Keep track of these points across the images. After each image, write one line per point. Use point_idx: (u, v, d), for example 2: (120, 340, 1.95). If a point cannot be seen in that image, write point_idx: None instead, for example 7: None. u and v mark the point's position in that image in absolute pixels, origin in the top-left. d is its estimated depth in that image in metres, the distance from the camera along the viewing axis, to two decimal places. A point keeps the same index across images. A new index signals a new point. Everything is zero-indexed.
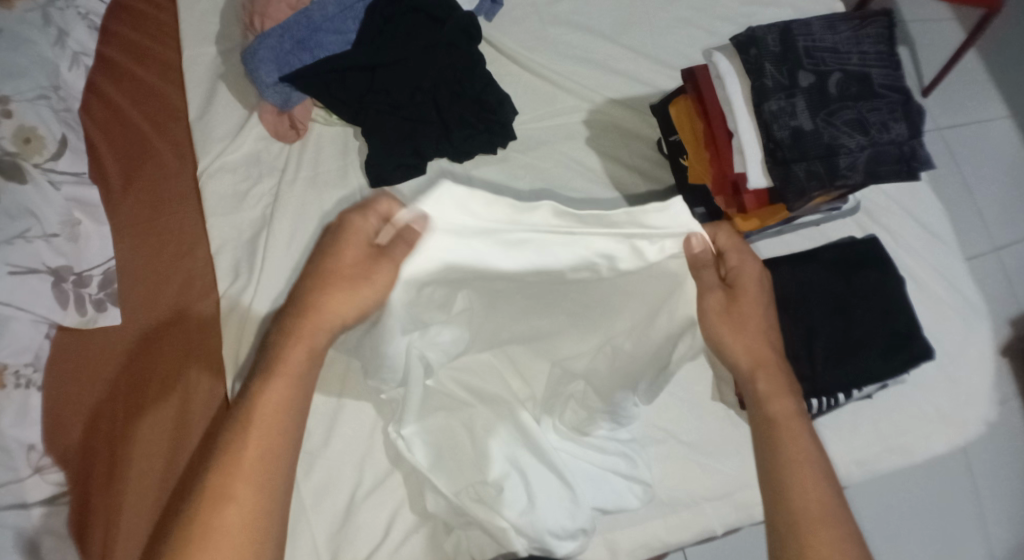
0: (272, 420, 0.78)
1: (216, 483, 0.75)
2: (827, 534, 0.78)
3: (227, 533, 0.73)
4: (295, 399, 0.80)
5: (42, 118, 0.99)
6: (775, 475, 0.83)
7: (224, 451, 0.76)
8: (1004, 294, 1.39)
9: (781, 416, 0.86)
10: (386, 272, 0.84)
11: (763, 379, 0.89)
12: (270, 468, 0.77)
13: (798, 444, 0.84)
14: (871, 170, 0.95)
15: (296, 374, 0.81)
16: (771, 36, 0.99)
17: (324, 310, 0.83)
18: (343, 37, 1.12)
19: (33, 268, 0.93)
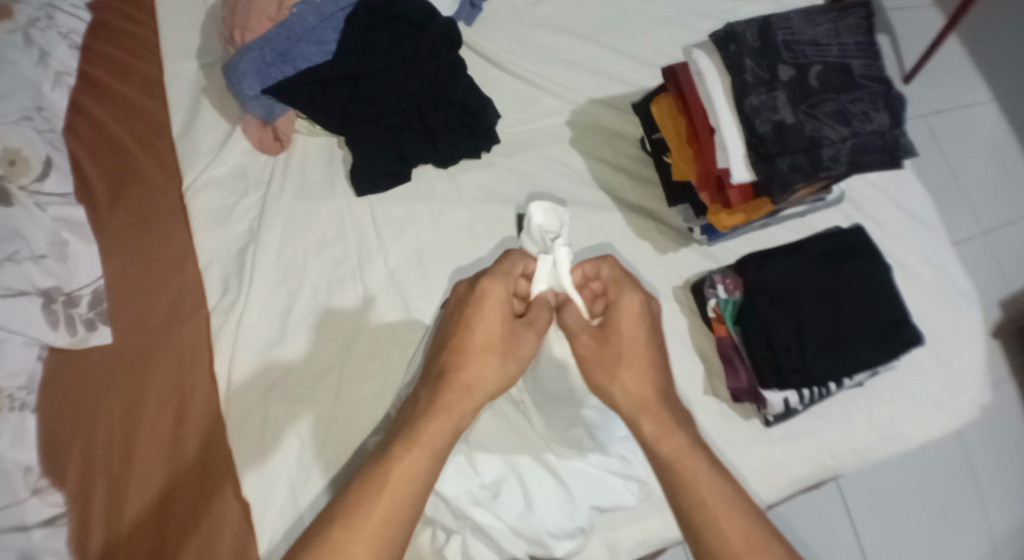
0: (399, 492, 0.77)
1: (338, 537, 0.75)
2: None
3: None
4: (427, 475, 0.79)
5: (26, 140, 1.01)
6: (690, 518, 0.80)
7: (352, 510, 0.76)
8: (995, 277, 1.40)
9: (683, 452, 0.82)
10: (529, 341, 0.87)
11: (653, 415, 0.85)
12: (394, 527, 0.76)
13: (704, 479, 0.81)
14: (854, 161, 0.96)
15: (433, 447, 0.80)
16: (750, 32, 1.00)
17: (469, 383, 0.84)
18: (324, 47, 1.12)
19: (21, 290, 0.95)
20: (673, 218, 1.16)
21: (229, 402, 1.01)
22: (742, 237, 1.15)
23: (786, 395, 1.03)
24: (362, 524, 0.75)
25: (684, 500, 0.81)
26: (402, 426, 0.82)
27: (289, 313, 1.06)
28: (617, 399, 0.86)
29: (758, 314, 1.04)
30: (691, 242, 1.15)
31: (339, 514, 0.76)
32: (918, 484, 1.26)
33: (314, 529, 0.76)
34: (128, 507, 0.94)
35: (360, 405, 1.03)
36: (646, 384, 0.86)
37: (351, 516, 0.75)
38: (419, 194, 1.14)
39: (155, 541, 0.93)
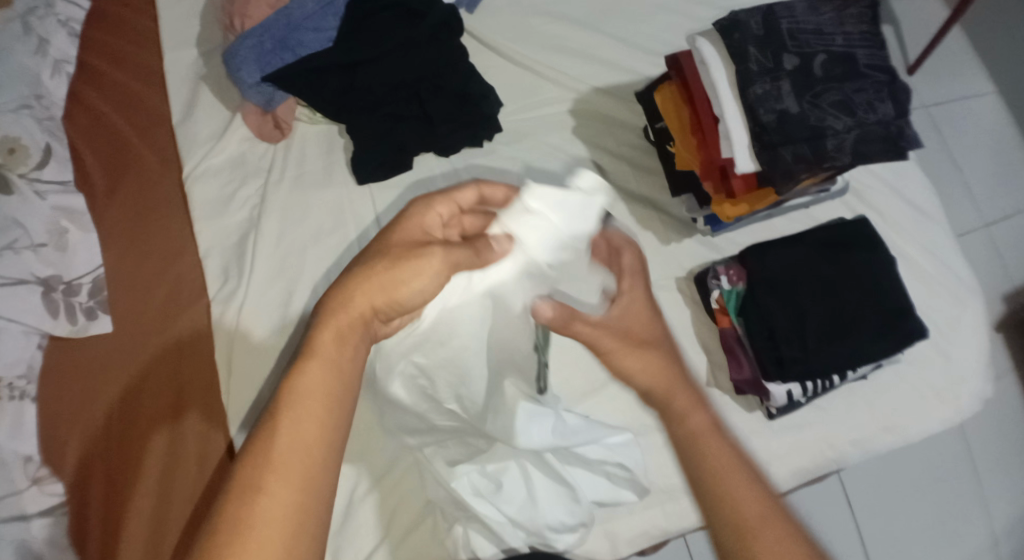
0: (306, 414, 0.69)
1: (247, 476, 0.66)
2: (770, 536, 0.73)
3: (263, 539, 0.64)
4: (336, 390, 0.70)
5: (24, 128, 1.00)
6: (709, 487, 0.77)
7: (255, 448, 0.67)
8: (998, 270, 1.39)
9: (700, 429, 0.81)
10: (433, 259, 0.75)
11: (679, 393, 0.83)
12: (310, 457, 0.68)
13: (714, 454, 0.79)
14: (859, 150, 0.95)
15: (331, 356, 0.71)
16: (754, 20, 0.99)
17: (360, 292, 0.73)
18: (324, 34, 1.12)
19: (21, 279, 0.94)
20: (676, 208, 1.15)
21: (229, 389, 1.02)
22: (745, 228, 1.15)
23: (789, 386, 1.03)
24: (276, 454, 0.67)
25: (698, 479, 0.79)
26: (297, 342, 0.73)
27: (287, 304, 1.06)
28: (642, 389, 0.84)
29: (761, 306, 1.04)
30: (693, 232, 1.15)
31: (250, 446, 0.67)
32: (918, 477, 1.26)
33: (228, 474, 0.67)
34: (125, 492, 0.94)
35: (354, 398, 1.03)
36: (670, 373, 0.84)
37: (258, 450, 0.67)
38: (420, 180, 1.12)
39: (155, 525, 0.94)
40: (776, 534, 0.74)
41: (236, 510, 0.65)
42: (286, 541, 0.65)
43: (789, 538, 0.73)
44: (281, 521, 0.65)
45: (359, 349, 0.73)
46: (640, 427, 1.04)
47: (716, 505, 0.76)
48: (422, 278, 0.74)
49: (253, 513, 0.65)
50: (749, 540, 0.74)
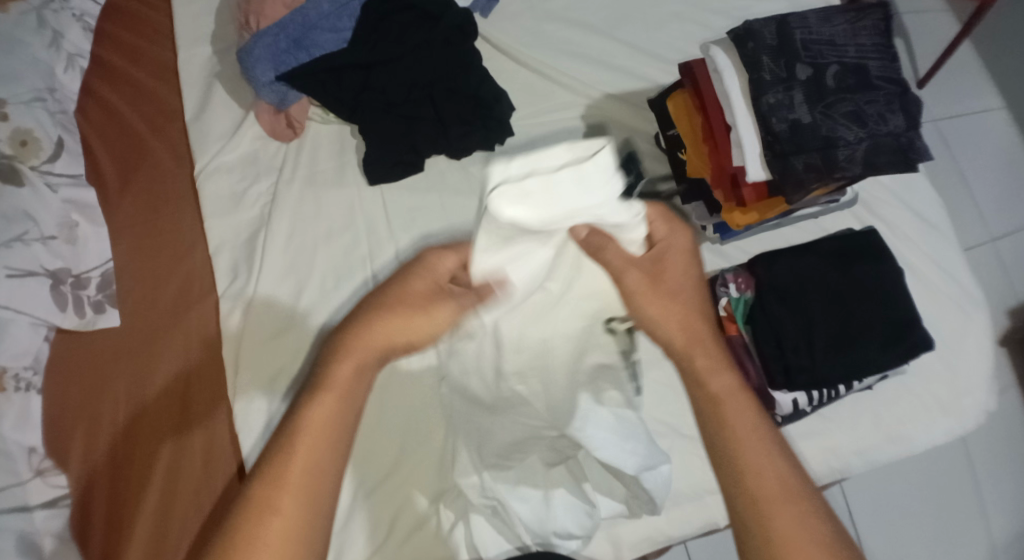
0: (318, 440, 0.74)
1: (262, 493, 0.71)
2: (790, 510, 0.73)
3: (270, 551, 0.69)
4: (346, 421, 0.76)
5: (37, 120, 0.99)
6: (725, 451, 0.77)
7: (269, 466, 0.73)
8: (1003, 284, 1.39)
9: (723, 392, 0.80)
10: (444, 304, 0.83)
11: (699, 352, 0.83)
12: (317, 479, 0.72)
13: (735, 414, 0.79)
14: (869, 161, 0.95)
15: (344, 389, 0.77)
16: (768, 29, 1.00)
17: (375, 331, 0.81)
18: (339, 35, 1.12)
19: (30, 271, 0.93)
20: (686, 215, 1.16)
21: (236, 387, 1.02)
22: (753, 237, 1.15)
23: (794, 395, 1.04)
24: (288, 477, 0.72)
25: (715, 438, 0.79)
26: (313, 373, 0.79)
27: (298, 303, 1.06)
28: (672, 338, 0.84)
29: (769, 314, 1.04)
30: (702, 240, 1.15)
31: (265, 467, 0.73)
32: (921, 489, 1.26)
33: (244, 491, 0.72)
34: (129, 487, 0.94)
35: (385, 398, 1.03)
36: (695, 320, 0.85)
37: (273, 471, 0.72)
38: (431, 183, 1.13)
39: (158, 521, 0.94)
40: (791, 511, 0.73)
41: (251, 527, 0.69)
42: (291, 556, 0.69)
43: (809, 514, 0.73)
44: (290, 536, 0.70)
45: (370, 385, 0.79)
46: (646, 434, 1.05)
47: (737, 469, 0.76)
48: (435, 317, 0.83)
49: (266, 529, 0.69)
50: (762, 512, 0.73)
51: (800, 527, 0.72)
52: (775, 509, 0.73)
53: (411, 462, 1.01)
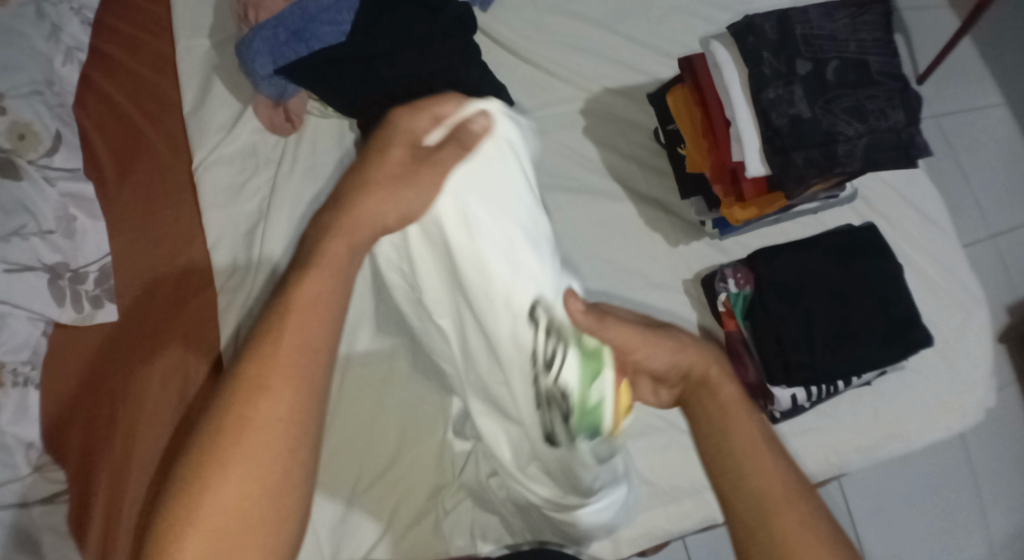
0: (310, 318, 0.68)
1: (250, 377, 0.66)
2: (792, 515, 0.70)
3: (261, 435, 0.64)
4: (338, 296, 0.69)
5: (36, 114, 0.98)
6: (722, 456, 0.73)
7: (258, 348, 0.66)
8: (1003, 281, 1.39)
9: (732, 401, 0.75)
10: (430, 175, 0.73)
11: (711, 365, 0.77)
12: (307, 364, 0.67)
13: (743, 431, 0.74)
14: (870, 156, 0.95)
15: (337, 265, 0.70)
16: (769, 24, 0.99)
17: (362, 211, 0.71)
18: (339, 27, 1.10)
19: (28, 265, 0.92)
20: (686, 210, 1.15)
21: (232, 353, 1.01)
22: (753, 233, 1.15)
23: (793, 391, 1.04)
24: (276, 357, 0.66)
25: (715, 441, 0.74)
26: (302, 246, 0.71)
27: None
28: (674, 375, 0.78)
29: (767, 312, 1.04)
30: (702, 235, 1.15)
31: (253, 347, 0.67)
32: (921, 487, 1.26)
33: (231, 370, 0.67)
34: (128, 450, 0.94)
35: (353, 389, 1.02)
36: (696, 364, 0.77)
37: (263, 350, 0.66)
38: None
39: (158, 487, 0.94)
40: (797, 513, 0.70)
41: (238, 410, 0.65)
42: (281, 442, 0.65)
43: (813, 517, 0.70)
44: (283, 419, 0.65)
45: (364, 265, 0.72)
46: (642, 427, 1.06)
47: (737, 480, 0.72)
48: (421, 197, 0.73)
49: (256, 412, 0.64)
50: (772, 520, 0.70)
51: (804, 534, 0.69)
52: (782, 515, 0.70)
53: (408, 458, 1.00)
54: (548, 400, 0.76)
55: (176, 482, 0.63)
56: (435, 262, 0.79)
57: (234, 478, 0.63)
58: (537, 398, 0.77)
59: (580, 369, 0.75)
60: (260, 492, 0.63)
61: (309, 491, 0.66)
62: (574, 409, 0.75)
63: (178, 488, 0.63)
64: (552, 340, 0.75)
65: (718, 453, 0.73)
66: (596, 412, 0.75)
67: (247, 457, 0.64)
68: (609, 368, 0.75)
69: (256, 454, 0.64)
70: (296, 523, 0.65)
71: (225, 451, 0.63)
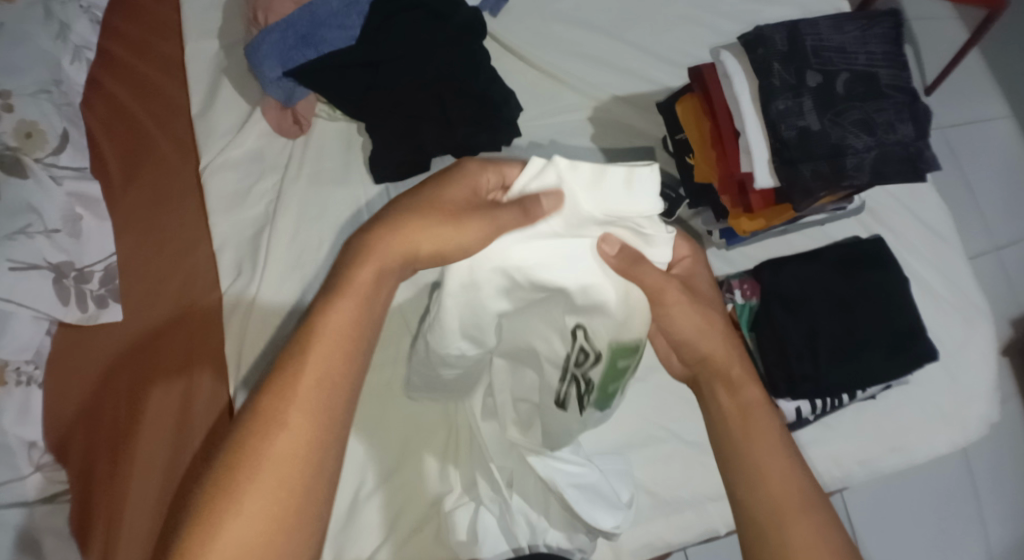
0: (333, 346, 0.71)
1: (269, 405, 0.69)
2: (801, 523, 0.75)
3: (278, 462, 0.67)
4: (364, 325, 0.73)
5: (42, 113, 0.98)
6: (735, 459, 0.79)
7: (281, 375, 0.70)
8: (1006, 293, 1.39)
9: (753, 404, 0.82)
10: (478, 224, 0.76)
11: (735, 363, 0.84)
12: (329, 390, 0.70)
13: (760, 432, 0.80)
14: (877, 170, 0.95)
15: (363, 294, 0.74)
16: (778, 36, 0.99)
17: (393, 244, 0.75)
18: (347, 31, 1.11)
19: (33, 264, 0.92)
20: (692, 219, 1.16)
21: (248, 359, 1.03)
22: (758, 243, 1.15)
23: (797, 403, 1.04)
24: (297, 390, 0.69)
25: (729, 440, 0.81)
26: (329, 279, 0.75)
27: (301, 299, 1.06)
28: (695, 356, 0.85)
29: (773, 321, 1.04)
30: (708, 244, 1.15)
31: (274, 379, 0.70)
32: (921, 499, 1.25)
33: (251, 401, 0.70)
34: (134, 454, 0.94)
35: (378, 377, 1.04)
36: (716, 355, 0.84)
37: (285, 380, 0.70)
38: None
39: (164, 492, 0.95)
40: (808, 520, 0.75)
41: (254, 441, 0.67)
42: (298, 475, 0.67)
43: (822, 524, 0.75)
44: (300, 448, 0.68)
45: (388, 292, 0.76)
46: (644, 437, 1.06)
47: (748, 481, 0.78)
48: (465, 235, 0.75)
49: (271, 438, 0.68)
50: (782, 524, 0.75)
51: (812, 539, 0.74)
52: (790, 520, 0.75)
53: (409, 464, 1.01)
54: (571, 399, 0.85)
55: (193, 505, 0.66)
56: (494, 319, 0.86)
57: (250, 510, 0.65)
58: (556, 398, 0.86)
59: (602, 378, 0.82)
60: (276, 521, 0.66)
61: (324, 516, 0.68)
62: (594, 392, 0.83)
63: (195, 521, 0.66)
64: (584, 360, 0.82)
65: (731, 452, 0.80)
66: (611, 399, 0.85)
67: (262, 488, 0.66)
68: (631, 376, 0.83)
69: (271, 482, 0.66)
70: (311, 546, 0.67)
71: (240, 482, 0.66)
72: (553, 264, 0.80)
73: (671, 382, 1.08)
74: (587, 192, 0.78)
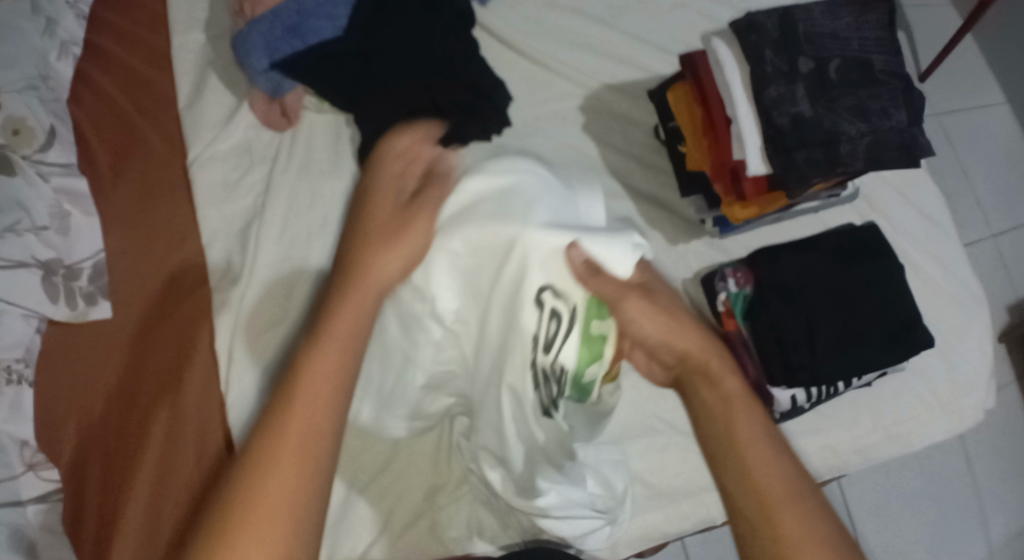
0: (321, 393, 0.66)
1: (257, 454, 0.63)
2: (791, 516, 0.70)
3: (269, 512, 0.61)
4: (350, 364, 0.68)
5: (30, 109, 0.97)
6: (716, 450, 0.75)
7: (267, 423, 0.65)
8: (1002, 280, 1.39)
9: (734, 395, 0.77)
10: (421, 222, 0.75)
11: (714, 357, 0.80)
12: (321, 435, 0.65)
13: (741, 422, 0.75)
14: (872, 157, 0.94)
15: (345, 335, 0.69)
16: (771, 21, 0.98)
17: (372, 268, 0.73)
18: (335, 22, 1.09)
19: (22, 262, 0.91)
20: (684, 208, 1.15)
21: (238, 353, 1.02)
22: (753, 231, 1.14)
23: (793, 392, 1.03)
24: (288, 418, 0.65)
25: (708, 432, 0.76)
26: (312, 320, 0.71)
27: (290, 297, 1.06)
28: (673, 352, 0.81)
29: (770, 312, 1.03)
30: (701, 234, 1.14)
31: (263, 428, 0.65)
32: (920, 487, 1.25)
33: (241, 450, 0.64)
34: (126, 453, 0.94)
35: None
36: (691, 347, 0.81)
37: (273, 427, 0.64)
38: None
39: (156, 491, 0.94)
40: (796, 515, 0.70)
41: (245, 494, 0.62)
42: (291, 524, 0.62)
43: (813, 520, 0.70)
44: (293, 495, 0.62)
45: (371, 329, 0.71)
46: (640, 427, 1.05)
47: (732, 473, 0.73)
48: (422, 231, 0.75)
49: (261, 487, 0.62)
50: (770, 520, 0.70)
51: (800, 533, 0.69)
52: (781, 516, 0.70)
53: (405, 458, 1.00)
54: (546, 379, 0.81)
55: None
56: (452, 267, 0.81)
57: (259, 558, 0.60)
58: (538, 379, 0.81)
59: (579, 347, 0.81)
60: None
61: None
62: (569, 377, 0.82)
63: None
64: (559, 318, 0.80)
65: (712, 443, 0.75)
66: (589, 384, 0.84)
67: (254, 538, 0.60)
68: (608, 348, 0.83)
69: (264, 533, 0.61)
70: None
71: (227, 538, 0.60)
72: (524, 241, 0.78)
73: None
74: (522, 175, 0.82)
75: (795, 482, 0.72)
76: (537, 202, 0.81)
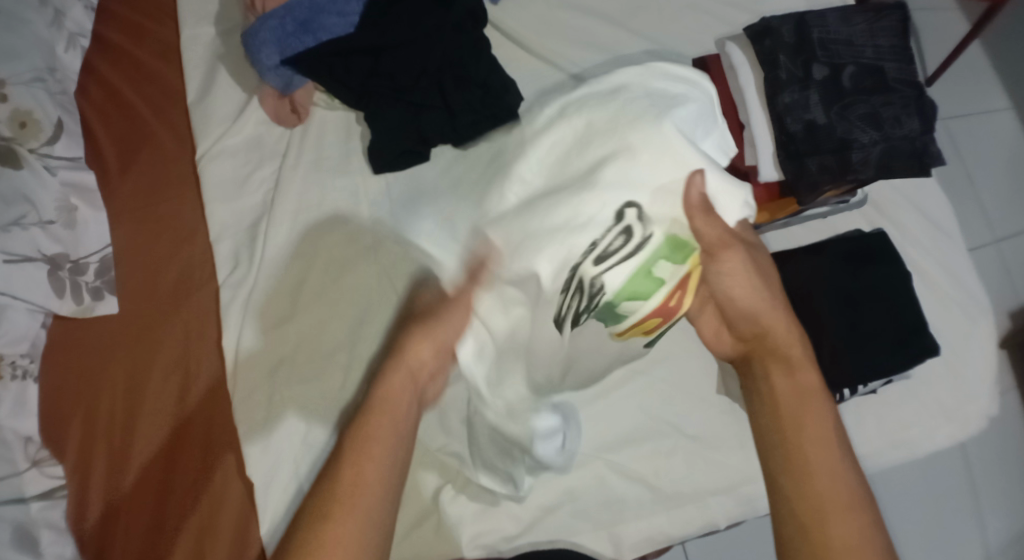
0: (374, 447, 0.77)
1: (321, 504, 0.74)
2: (845, 522, 0.75)
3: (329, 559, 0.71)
4: (398, 424, 0.80)
5: (38, 102, 0.98)
6: (786, 453, 0.80)
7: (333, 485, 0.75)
8: (1006, 287, 1.39)
9: (807, 388, 0.83)
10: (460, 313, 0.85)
11: (795, 348, 0.86)
12: (383, 481, 0.76)
13: (809, 421, 0.81)
14: (883, 165, 0.95)
15: (397, 406, 0.81)
16: (785, 27, 0.99)
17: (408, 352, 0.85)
18: (347, 19, 1.09)
19: (28, 256, 0.93)
20: None
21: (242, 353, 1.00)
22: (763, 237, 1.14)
23: None
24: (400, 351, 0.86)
25: (776, 432, 0.82)
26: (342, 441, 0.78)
27: (301, 288, 1.04)
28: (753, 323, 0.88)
29: None
30: None
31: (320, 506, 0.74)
32: (921, 493, 1.26)
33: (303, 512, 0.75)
34: (133, 450, 0.94)
35: (323, 349, 1.02)
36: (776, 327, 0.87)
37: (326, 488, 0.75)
38: None
39: (160, 486, 0.93)
40: (853, 520, 0.75)
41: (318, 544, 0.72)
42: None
43: (870, 525, 0.75)
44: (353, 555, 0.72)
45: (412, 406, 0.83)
46: (645, 429, 1.05)
47: (797, 472, 0.78)
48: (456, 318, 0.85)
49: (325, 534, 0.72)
50: (826, 520, 0.75)
51: (854, 538, 0.74)
52: (836, 518, 0.75)
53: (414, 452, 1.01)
54: (583, 288, 0.84)
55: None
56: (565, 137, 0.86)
57: (356, 507, 0.74)
58: (582, 288, 0.84)
59: (632, 279, 0.84)
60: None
61: None
62: (601, 303, 0.86)
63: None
64: (628, 237, 0.83)
65: (779, 435, 0.81)
66: (622, 314, 0.87)
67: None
68: (657, 294, 0.86)
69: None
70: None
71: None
72: (651, 149, 0.83)
73: (673, 376, 1.07)
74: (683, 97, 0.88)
75: (852, 487, 0.77)
76: (676, 114, 0.86)
